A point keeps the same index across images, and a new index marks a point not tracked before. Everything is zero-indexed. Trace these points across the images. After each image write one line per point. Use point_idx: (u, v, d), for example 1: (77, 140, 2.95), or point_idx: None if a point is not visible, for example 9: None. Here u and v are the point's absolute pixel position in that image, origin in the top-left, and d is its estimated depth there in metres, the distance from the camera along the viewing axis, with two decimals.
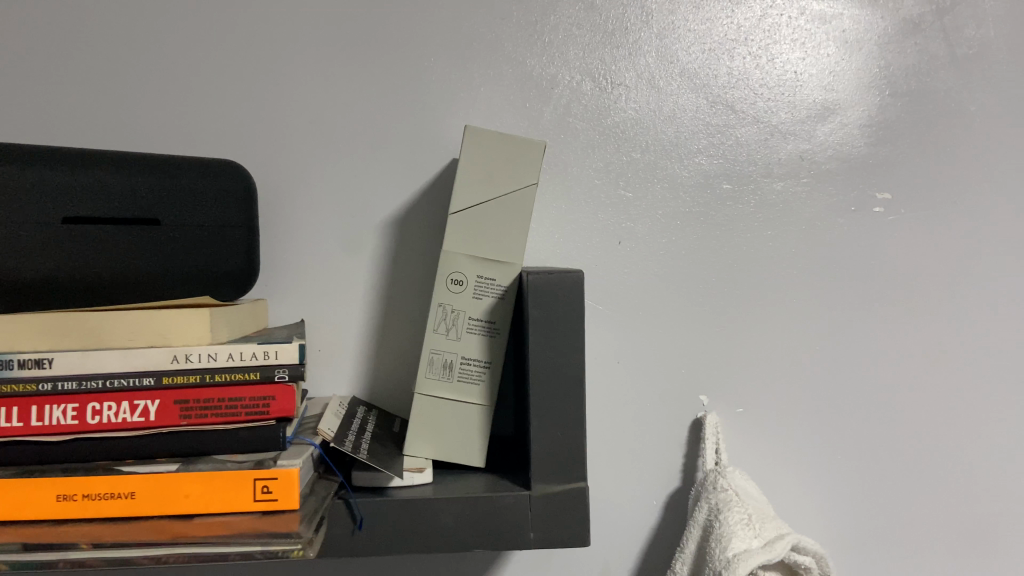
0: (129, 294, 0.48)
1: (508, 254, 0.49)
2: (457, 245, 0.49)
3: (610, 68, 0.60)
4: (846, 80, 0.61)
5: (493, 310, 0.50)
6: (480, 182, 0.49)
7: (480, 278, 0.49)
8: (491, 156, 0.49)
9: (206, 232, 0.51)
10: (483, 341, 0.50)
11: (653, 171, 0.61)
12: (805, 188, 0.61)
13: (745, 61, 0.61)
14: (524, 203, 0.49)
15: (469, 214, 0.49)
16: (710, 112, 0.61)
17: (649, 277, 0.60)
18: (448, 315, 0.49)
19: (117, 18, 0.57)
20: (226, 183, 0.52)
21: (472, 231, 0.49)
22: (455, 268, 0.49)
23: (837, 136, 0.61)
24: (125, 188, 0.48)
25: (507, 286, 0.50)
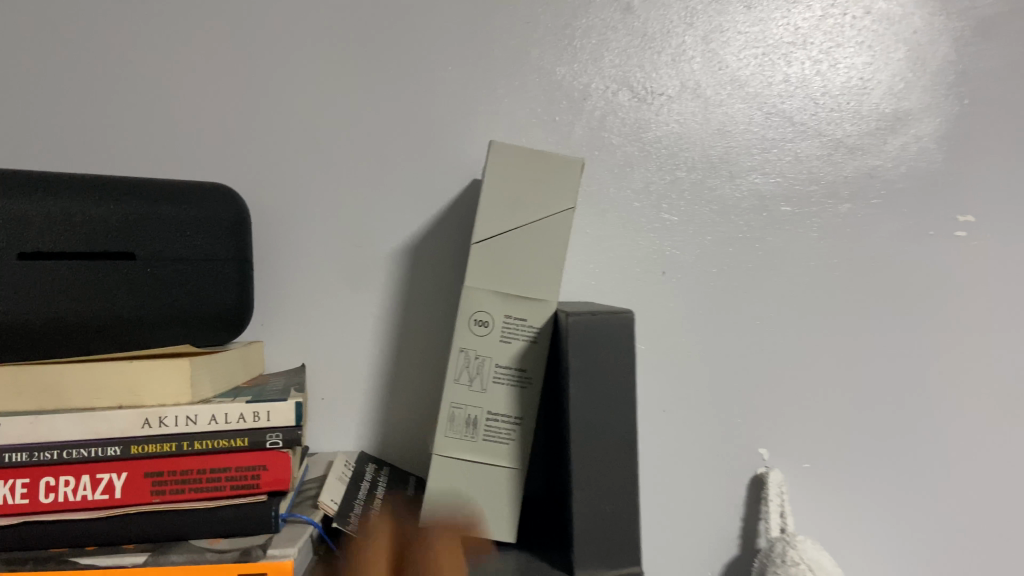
0: (99, 343, 0.41)
1: (541, 291, 0.42)
2: (482, 281, 0.42)
3: (650, 76, 0.53)
4: (919, 87, 0.54)
5: (524, 356, 0.42)
6: (507, 207, 0.41)
7: (508, 318, 0.42)
8: (519, 176, 0.42)
9: (190, 266, 0.44)
10: (512, 393, 0.42)
11: (701, 193, 0.53)
12: (875, 210, 0.53)
13: (804, 66, 0.53)
14: (557, 233, 0.42)
15: (496, 244, 0.41)
16: (765, 124, 0.53)
17: (697, 313, 0.53)
18: (472, 362, 0.42)
19: (92, 21, 0.50)
20: (213, 211, 0.45)
21: (498, 264, 0.42)
22: (478, 306, 0.42)
23: (909, 151, 0.54)
24: (93, 218, 0.41)
25: (540, 327, 0.42)
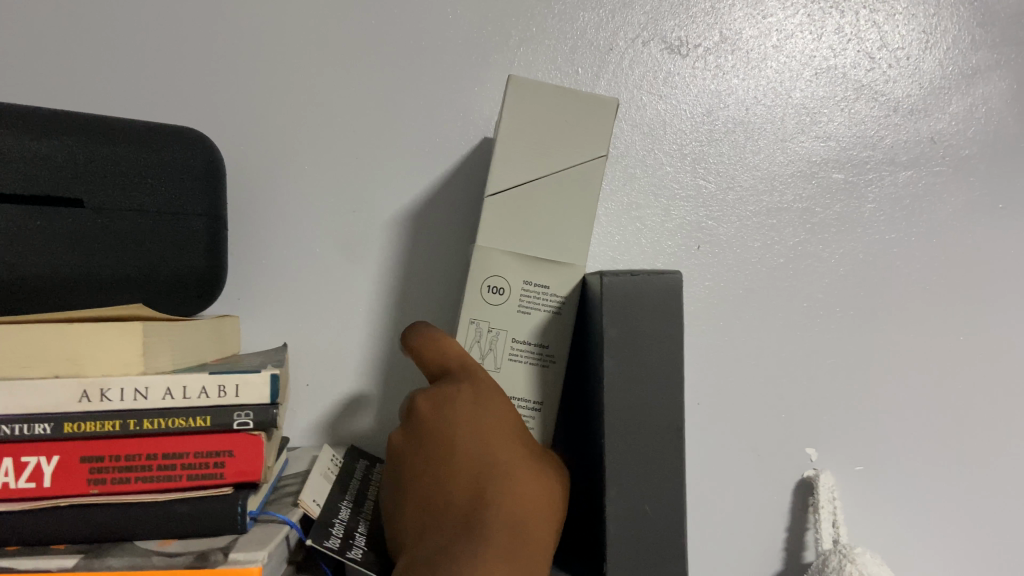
0: (32, 301, 0.35)
1: (569, 254, 0.35)
2: (499, 241, 0.35)
3: (685, 26, 0.47)
4: (986, 43, 0.48)
5: (545, 329, 0.36)
6: (530, 153, 0.35)
7: (528, 286, 0.35)
8: (545, 117, 0.35)
9: (149, 218, 0.37)
10: (531, 373, 0.36)
11: (743, 157, 0.47)
12: (939, 180, 0.47)
13: (859, 16, 0.47)
14: (588, 184, 0.35)
15: (515, 197, 0.35)
16: (814, 82, 0.47)
17: (736, 294, 0.46)
18: (482, 337, 0.36)
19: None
20: (181, 156, 0.38)
21: (517, 220, 0.35)
22: (493, 270, 0.35)
23: (977, 114, 0.47)
24: (33, 155, 0.34)
25: (565, 296, 0.36)
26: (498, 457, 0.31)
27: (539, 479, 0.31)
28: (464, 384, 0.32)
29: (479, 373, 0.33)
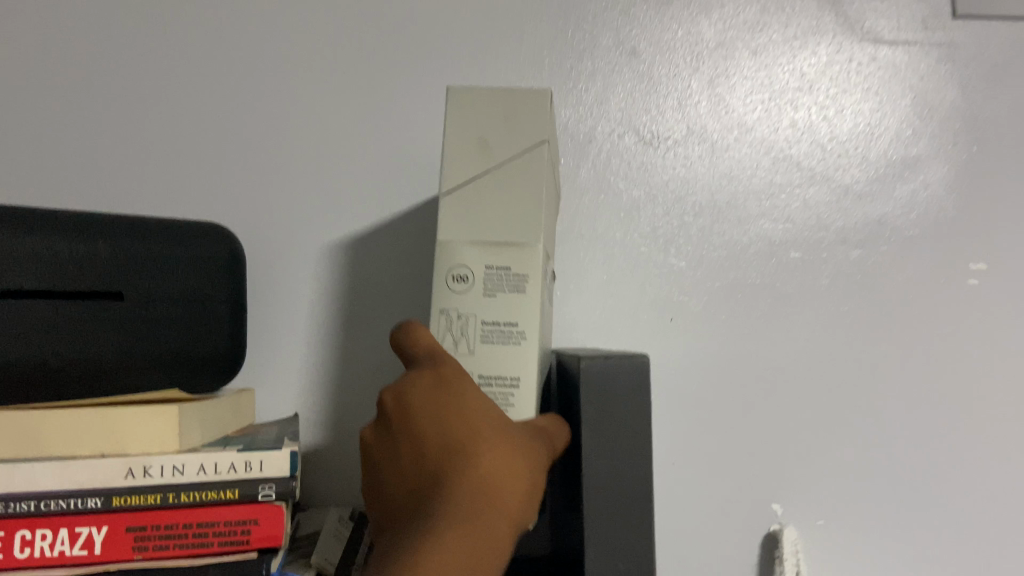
0: (117, 377, 0.40)
1: (530, 232, 0.33)
2: (458, 234, 0.33)
3: (656, 121, 0.53)
4: (927, 133, 0.53)
5: (514, 312, 0.33)
6: (477, 149, 0.33)
7: (489, 270, 0.33)
8: (488, 115, 0.33)
9: (191, 286, 0.42)
10: (504, 357, 0.33)
11: (710, 238, 0.52)
12: (886, 257, 0.52)
13: (811, 112, 0.53)
14: (540, 160, 0.33)
15: (470, 190, 0.33)
16: (772, 170, 0.53)
17: (703, 362, 0.51)
18: (450, 326, 0.34)
19: (105, 59, 0.51)
20: (208, 250, 0.44)
21: (471, 213, 0.33)
22: (452, 260, 0.33)
23: (919, 198, 0.53)
24: (83, 256, 0.39)
25: (529, 276, 0.33)
26: (457, 432, 0.29)
27: (503, 449, 0.29)
28: (427, 371, 0.31)
29: (443, 358, 0.31)
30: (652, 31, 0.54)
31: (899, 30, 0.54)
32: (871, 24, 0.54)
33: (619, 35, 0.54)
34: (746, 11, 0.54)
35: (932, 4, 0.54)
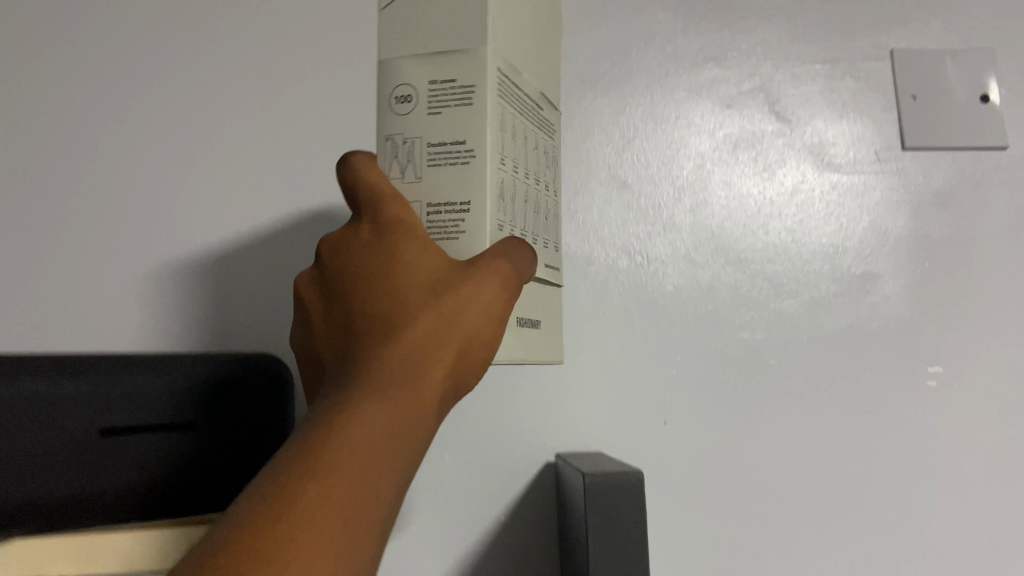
0: (197, 500, 0.43)
1: (469, 45, 0.39)
2: (402, 57, 0.40)
3: (646, 245, 0.62)
4: (884, 250, 0.61)
5: (457, 124, 0.40)
6: None
7: (433, 84, 0.40)
8: None
9: (275, 403, 0.48)
10: (449, 167, 0.40)
11: (696, 347, 0.60)
12: (853, 361, 0.59)
13: (781, 235, 0.62)
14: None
15: (409, 20, 0.41)
16: (749, 285, 0.61)
17: (693, 460, 0.58)
18: (400, 148, 0.40)
19: (181, 221, 0.60)
20: (267, 370, 0.48)
21: (413, 34, 0.40)
22: (401, 84, 0.40)
23: (881, 307, 0.60)
24: (162, 391, 0.44)
25: (467, 83, 0.39)
26: (396, 292, 0.36)
27: (434, 312, 0.35)
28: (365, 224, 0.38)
29: (382, 203, 0.38)
30: (641, 165, 0.63)
31: (855, 161, 0.62)
32: (830, 156, 0.63)
33: (612, 173, 0.63)
34: (721, 145, 0.63)
35: (884, 137, 0.63)
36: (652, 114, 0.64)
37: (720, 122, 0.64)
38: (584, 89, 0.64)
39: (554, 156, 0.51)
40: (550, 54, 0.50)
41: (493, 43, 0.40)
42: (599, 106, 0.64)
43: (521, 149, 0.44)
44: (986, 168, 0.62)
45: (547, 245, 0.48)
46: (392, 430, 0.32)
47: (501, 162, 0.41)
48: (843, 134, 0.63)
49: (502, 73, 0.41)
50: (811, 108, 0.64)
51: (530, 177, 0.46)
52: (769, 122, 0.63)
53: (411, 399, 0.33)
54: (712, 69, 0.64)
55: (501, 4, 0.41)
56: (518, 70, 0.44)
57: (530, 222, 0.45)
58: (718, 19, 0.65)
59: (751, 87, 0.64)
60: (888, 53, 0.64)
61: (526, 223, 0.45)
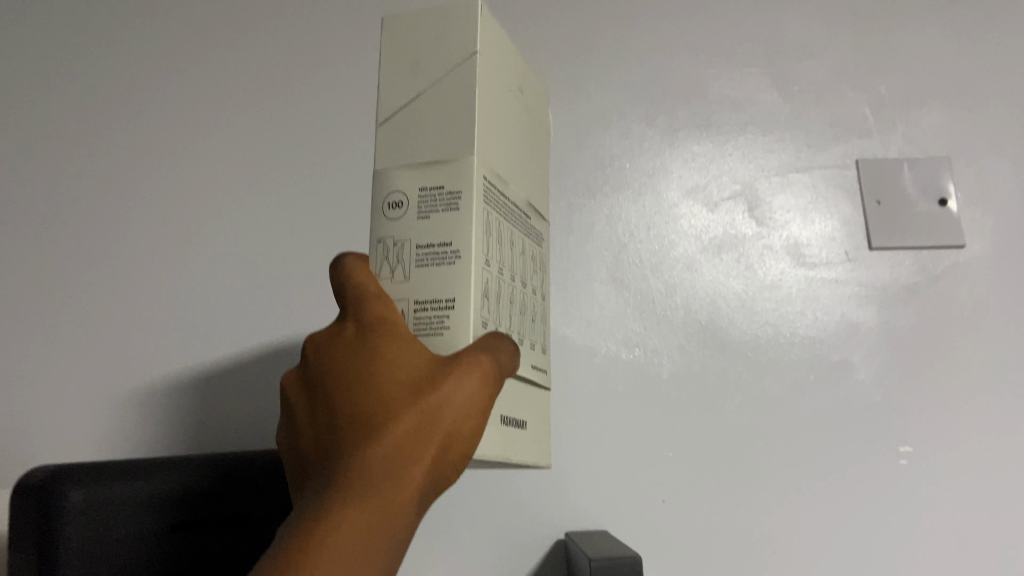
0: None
1: (458, 154, 0.41)
2: (395, 164, 0.42)
3: (643, 337, 0.69)
4: (856, 340, 0.68)
5: (444, 227, 0.40)
6: (411, 83, 0.43)
7: (423, 190, 0.41)
8: (419, 49, 0.44)
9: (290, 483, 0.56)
10: (436, 269, 0.40)
11: (691, 430, 0.66)
12: (833, 441, 0.66)
13: (764, 327, 0.69)
14: (466, 71, 0.42)
15: (402, 125, 0.43)
16: (737, 372, 0.68)
17: (690, 535, 0.64)
18: (391, 251, 0.42)
19: (242, 333, 0.70)
20: None
21: (406, 139, 0.42)
22: (392, 189, 0.42)
23: (856, 392, 0.67)
24: (222, 483, 0.54)
25: (455, 188, 0.41)
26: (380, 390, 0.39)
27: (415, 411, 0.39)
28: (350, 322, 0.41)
29: (364, 304, 0.41)
30: (635, 266, 0.70)
31: (826, 259, 0.70)
32: (805, 255, 0.70)
33: (611, 272, 0.70)
34: (706, 246, 0.71)
35: (853, 239, 0.70)
36: (644, 219, 0.71)
37: (705, 226, 0.71)
38: (583, 198, 0.72)
39: (545, 259, 0.52)
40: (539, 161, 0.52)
41: (481, 150, 0.41)
42: (596, 213, 0.72)
43: (511, 251, 0.45)
44: (945, 265, 0.69)
45: (536, 345, 0.48)
46: (363, 538, 0.36)
47: (487, 261, 0.42)
48: (815, 235, 0.71)
49: (489, 177, 0.42)
50: (787, 212, 0.71)
51: (519, 279, 0.47)
52: (750, 225, 0.71)
53: (387, 502, 0.37)
54: (696, 179, 0.72)
55: (490, 117, 0.43)
56: (506, 177, 0.45)
57: (519, 323, 0.45)
58: (701, 136, 0.73)
59: (733, 193, 0.72)
60: (853, 164, 0.72)
61: (513, 323, 0.45)
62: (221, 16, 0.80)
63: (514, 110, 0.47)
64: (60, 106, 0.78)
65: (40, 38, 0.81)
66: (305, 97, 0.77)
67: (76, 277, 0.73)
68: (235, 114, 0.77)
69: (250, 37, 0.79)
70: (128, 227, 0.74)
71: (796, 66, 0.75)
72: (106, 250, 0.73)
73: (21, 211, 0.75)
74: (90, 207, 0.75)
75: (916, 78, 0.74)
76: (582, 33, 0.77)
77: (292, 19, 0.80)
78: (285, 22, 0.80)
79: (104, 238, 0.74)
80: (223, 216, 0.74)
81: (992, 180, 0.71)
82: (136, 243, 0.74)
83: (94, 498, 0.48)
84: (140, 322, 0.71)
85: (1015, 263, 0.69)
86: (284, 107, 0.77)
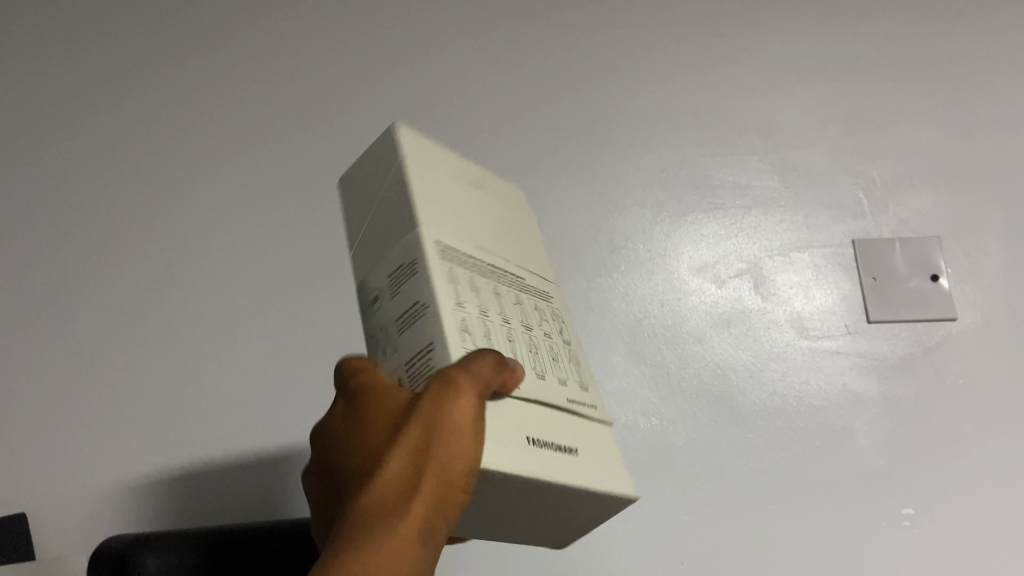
0: None
1: (408, 232, 0.45)
2: (372, 268, 0.47)
3: (659, 406, 0.74)
4: (858, 407, 0.73)
5: (412, 291, 0.43)
6: (367, 204, 0.49)
7: (391, 274, 0.45)
8: (365, 176, 0.50)
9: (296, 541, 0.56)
10: (416, 330, 0.43)
11: (707, 495, 0.71)
12: (840, 504, 0.70)
13: (772, 395, 0.74)
14: (399, 168, 0.47)
15: (370, 237, 0.48)
16: (748, 438, 0.72)
17: None
18: (383, 336, 0.46)
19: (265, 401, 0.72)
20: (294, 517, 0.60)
21: (375, 246, 0.48)
22: (374, 289, 0.47)
23: (860, 457, 0.71)
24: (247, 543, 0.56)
25: (409, 258, 0.44)
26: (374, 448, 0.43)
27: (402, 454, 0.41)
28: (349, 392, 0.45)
29: (352, 378, 0.45)
30: (650, 339, 0.76)
31: (828, 332, 0.75)
32: (808, 328, 0.76)
33: (627, 345, 0.76)
34: (716, 320, 0.76)
35: (852, 313, 0.76)
36: (657, 295, 0.77)
37: (714, 301, 0.77)
38: (600, 276, 0.78)
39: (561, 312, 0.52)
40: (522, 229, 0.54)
41: (425, 220, 0.45)
42: (612, 290, 0.77)
43: (500, 300, 0.46)
44: (939, 337, 0.75)
45: (566, 382, 0.47)
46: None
47: (463, 304, 0.43)
48: (817, 309, 0.76)
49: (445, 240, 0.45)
50: (790, 287, 0.77)
51: (522, 325, 0.47)
52: (756, 300, 0.77)
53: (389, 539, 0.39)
54: (705, 257, 0.78)
55: (438, 198, 0.47)
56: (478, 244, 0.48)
57: (528, 360, 0.45)
58: (708, 217, 0.80)
59: (739, 271, 0.78)
60: (849, 243, 0.78)
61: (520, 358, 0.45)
62: (259, 105, 0.86)
63: (472, 198, 0.51)
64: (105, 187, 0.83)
65: (86, 125, 0.86)
66: (338, 177, 0.82)
67: (114, 346, 0.75)
68: (271, 192, 0.82)
69: (286, 123, 0.85)
70: (165, 299, 0.77)
71: (794, 154, 0.82)
72: (144, 320, 0.76)
73: (64, 285, 0.78)
74: (129, 280, 0.78)
75: (906, 164, 0.81)
76: (596, 124, 0.84)
77: (327, 107, 0.86)
78: (320, 109, 0.85)
79: (143, 308, 0.77)
80: (257, 286, 0.77)
81: (979, 258, 0.77)
82: (173, 313, 0.77)
83: (166, 563, 0.53)
84: (175, 390, 0.73)
85: (1003, 336, 0.75)
86: (320, 186, 0.82)
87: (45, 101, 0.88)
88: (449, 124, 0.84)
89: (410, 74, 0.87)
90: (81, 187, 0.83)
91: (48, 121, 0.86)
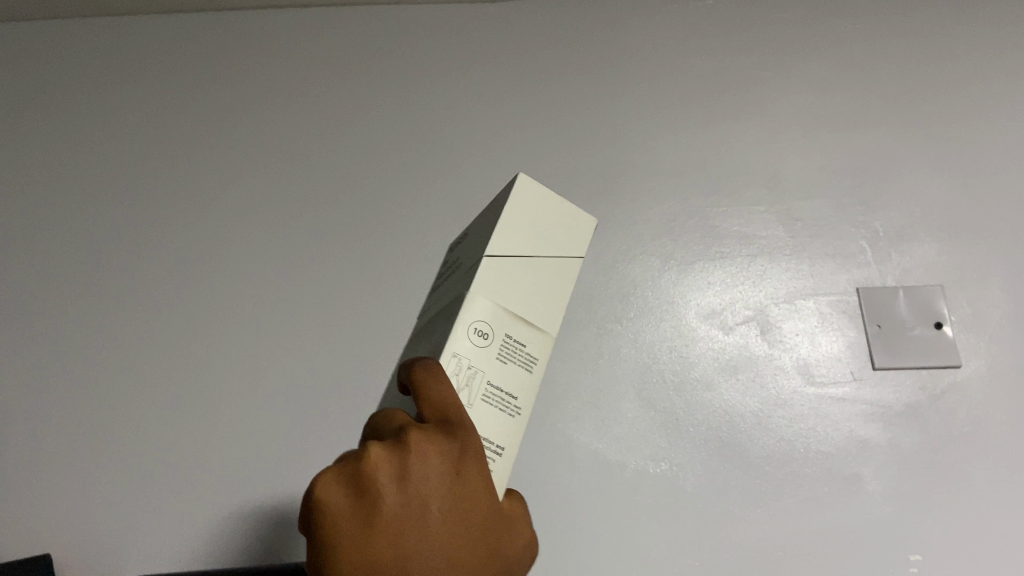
0: None
1: (545, 326, 0.47)
2: (490, 294, 0.45)
3: (670, 451, 0.75)
4: (864, 454, 0.74)
5: (515, 381, 0.45)
6: (524, 238, 0.47)
7: (509, 340, 0.45)
8: (533, 212, 0.48)
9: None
10: (500, 418, 0.45)
11: (717, 541, 0.71)
12: (848, 551, 0.71)
13: (781, 442, 0.75)
14: (568, 273, 0.48)
15: (506, 264, 0.46)
16: (758, 485, 0.73)
17: None
18: (462, 371, 0.45)
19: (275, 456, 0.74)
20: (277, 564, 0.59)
21: (499, 281, 0.46)
22: (482, 319, 0.45)
23: (868, 505, 0.72)
24: None
25: (534, 354, 0.46)
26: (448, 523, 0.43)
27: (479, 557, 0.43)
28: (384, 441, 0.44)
29: (468, 433, 0.43)
30: (660, 386, 0.77)
31: (835, 379, 0.77)
32: (815, 374, 0.77)
33: (637, 392, 0.77)
34: (724, 366, 0.78)
35: (858, 361, 0.77)
36: (666, 341, 0.79)
37: (722, 348, 0.78)
38: (610, 323, 0.80)
39: None
40: (583, 249, 0.48)
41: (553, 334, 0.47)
42: (622, 338, 0.79)
43: None
44: (945, 385, 0.76)
45: None
46: None
47: None
48: (824, 356, 0.78)
49: None
50: (797, 334, 0.79)
51: None
52: (763, 347, 0.78)
53: None
54: (712, 304, 0.80)
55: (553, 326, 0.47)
56: None
57: None
58: (715, 265, 0.82)
59: (746, 318, 0.79)
60: (855, 292, 0.80)
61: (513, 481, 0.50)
62: (275, 157, 0.89)
63: None
64: (128, 234, 0.86)
65: (110, 176, 0.90)
66: (354, 225, 0.85)
67: (132, 390, 0.78)
68: (289, 241, 0.84)
69: (304, 172, 0.88)
70: (181, 347, 0.80)
71: (800, 205, 0.84)
72: (163, 369, 0.79)
73: (89, 328, 0.81)
74: (146, 328, 0.81)
75: (910, 214, 0.83)
76: (604, 174, 0.86)
77: (342, 158, 0.88)
78: (340, 158, 0.88)
79: (160, 356, 0.80)
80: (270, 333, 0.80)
81: (983, 308, 0.79)
82: (192, 363, 0.79)
83: None
84: (194, 438, 0.75)
85: (1009, 385, 0.76)
86: (339, 232, 0.84)
87: (71, 154, 0.91)
88: (464, 171, 0.87)
89: (428, 123, 0.90)
90: (96, 239, 0.86)
91: (76, 172, 0.90)
